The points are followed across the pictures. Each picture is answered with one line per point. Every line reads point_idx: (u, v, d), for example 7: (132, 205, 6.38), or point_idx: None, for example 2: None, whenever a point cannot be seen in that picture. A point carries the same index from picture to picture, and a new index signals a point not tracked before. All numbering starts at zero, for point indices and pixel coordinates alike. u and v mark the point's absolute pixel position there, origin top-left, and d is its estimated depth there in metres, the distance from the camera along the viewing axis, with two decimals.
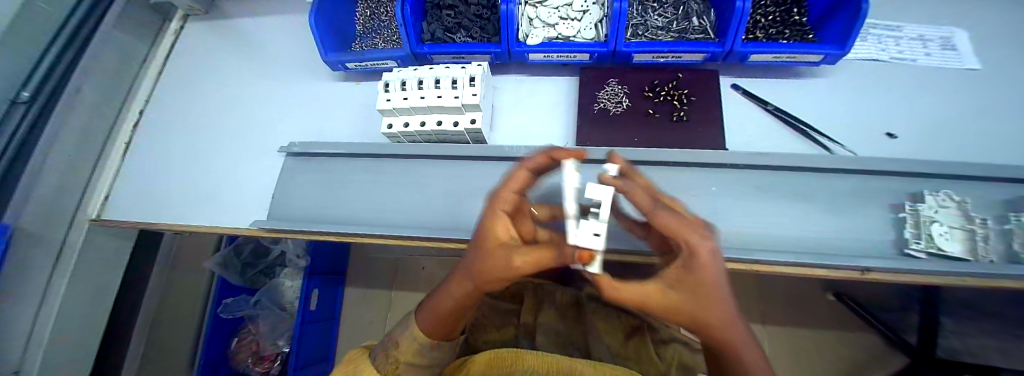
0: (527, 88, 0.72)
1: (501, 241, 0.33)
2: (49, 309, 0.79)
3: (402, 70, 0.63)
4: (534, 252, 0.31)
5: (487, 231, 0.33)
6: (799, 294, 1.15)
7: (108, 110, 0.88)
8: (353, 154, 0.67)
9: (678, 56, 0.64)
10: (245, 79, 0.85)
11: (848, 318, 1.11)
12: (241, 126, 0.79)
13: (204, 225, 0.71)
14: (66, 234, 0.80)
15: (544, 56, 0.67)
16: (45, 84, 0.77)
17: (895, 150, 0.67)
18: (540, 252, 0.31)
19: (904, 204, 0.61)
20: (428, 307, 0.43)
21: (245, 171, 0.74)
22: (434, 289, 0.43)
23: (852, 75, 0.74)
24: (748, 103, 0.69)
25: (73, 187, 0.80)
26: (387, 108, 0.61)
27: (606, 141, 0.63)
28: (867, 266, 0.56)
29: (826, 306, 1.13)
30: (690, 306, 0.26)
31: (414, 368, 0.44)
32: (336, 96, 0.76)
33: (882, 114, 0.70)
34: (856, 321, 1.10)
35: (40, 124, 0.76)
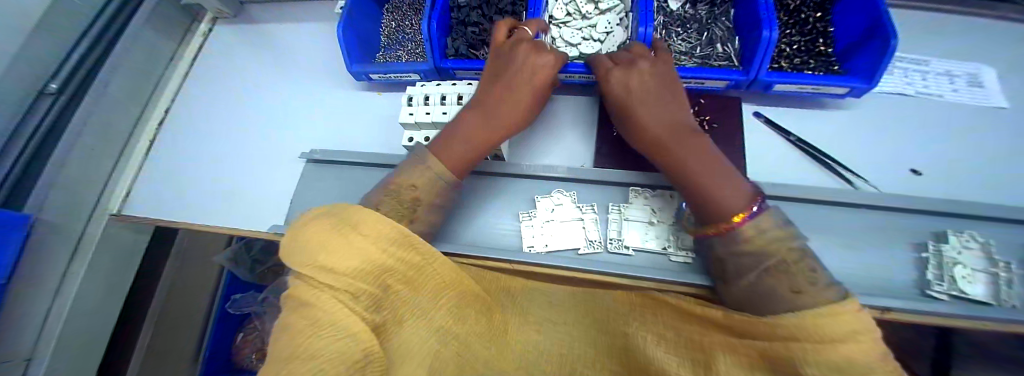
0: (547, 107, 0.72)
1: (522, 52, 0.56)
2: (63, 301, 0.80)
3: (425, 85, 0.64)
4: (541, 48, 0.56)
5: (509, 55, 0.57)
6: None
7: (133, 107, 0.90)
8: (372, 164, 0.68)
9: (700, 82, 0.64)
10: (269, 84, 0.87)
11: None
12: (263, 129, 0.81)
13: (222, 226, 0.72)
14: (84, 228, 0.82)
15: (566, 76, 0.67)
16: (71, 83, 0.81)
17: (916, 187, 0.66)
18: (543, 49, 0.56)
19: (926, 244, 0.60)
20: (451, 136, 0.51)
21: (264, 175, 0.75)
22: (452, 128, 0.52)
23: (875, 108, 0.74)
24: (771, 132, 0.68)
25: (94, 182, 0.82)
26: (409, 122, 0.61)
27: (625, 164, 0.63)
28: (886, 306, 0.55)
29: None
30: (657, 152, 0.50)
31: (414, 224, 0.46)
32: (358, 105, 0.78)
33: (904, 148, 0.70)
34: None
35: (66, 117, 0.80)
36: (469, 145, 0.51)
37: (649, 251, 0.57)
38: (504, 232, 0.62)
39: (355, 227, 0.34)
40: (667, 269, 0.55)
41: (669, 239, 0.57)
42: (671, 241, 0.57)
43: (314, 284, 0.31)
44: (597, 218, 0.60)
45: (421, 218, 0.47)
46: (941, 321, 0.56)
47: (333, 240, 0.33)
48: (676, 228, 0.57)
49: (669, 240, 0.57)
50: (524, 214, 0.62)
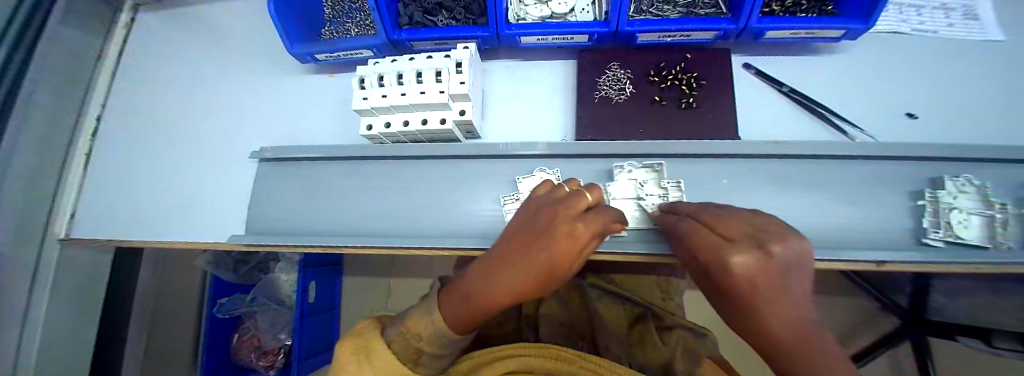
0: (519, 77, 0.65)
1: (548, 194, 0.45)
2: (33, 333, 0.75)
3: (379, 62, 0.56)
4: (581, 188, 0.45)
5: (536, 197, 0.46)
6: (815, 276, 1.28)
7: (66, 120, 0.78)
8: (332, 157, 0.62)
9: (686, 35, 0.57)
10: (210, 78, 0.77)
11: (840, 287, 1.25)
12: (207, 129, 0.72)
13: (179, 241, 0.66)
14: (39, 255, 0.75)
15: (538, 39, 0.60)
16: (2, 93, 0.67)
17: (914, 131, 0.63)
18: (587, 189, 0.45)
19: (923, 191, 0.57)
20: (461, 297, 0.40)
21: (216, 181, 0.68)
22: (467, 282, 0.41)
23: (870, 50, 0.68)
24: (763, 85, 0.62)
25: (37, 206, 0.74)
26: (364, 108, 0.54)
27: (607, 134, 0.57)
28: (881, 259, 0.53)
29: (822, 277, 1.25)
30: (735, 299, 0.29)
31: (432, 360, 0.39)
32: (309, 92, 0.69)
33: (900, 92, 0.65)
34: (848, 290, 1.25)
35: None
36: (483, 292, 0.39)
37: (639, 227, 0.54)
38: (484, 219, 0.58)
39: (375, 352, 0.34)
40: (658, 242, 0.52)
41: None
42: None
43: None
44: None
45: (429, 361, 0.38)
46: (934, 268, 0.55)
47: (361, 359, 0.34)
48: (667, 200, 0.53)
49: None
50: (505, 197, 0.58)
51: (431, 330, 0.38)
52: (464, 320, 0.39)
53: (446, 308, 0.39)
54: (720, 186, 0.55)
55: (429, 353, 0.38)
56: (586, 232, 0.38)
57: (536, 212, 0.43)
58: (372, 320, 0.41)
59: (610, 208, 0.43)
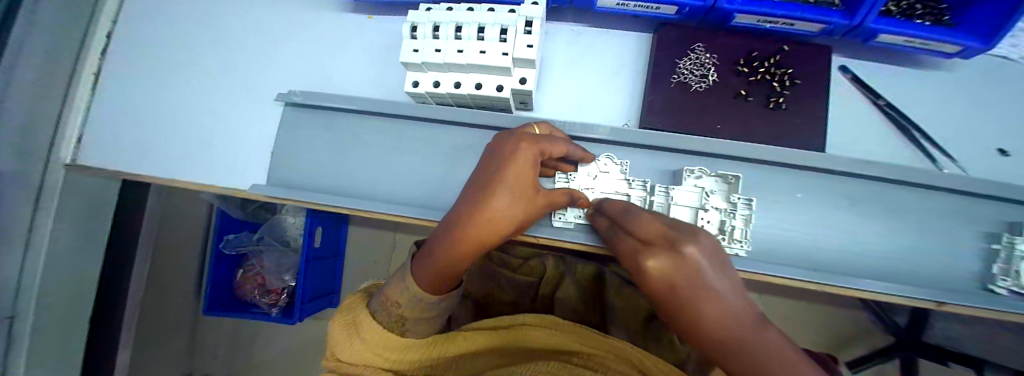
0: (584, 46, 0.57)
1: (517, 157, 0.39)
2: (38, 255, 0.72)
3: (433, 10, 0.48)
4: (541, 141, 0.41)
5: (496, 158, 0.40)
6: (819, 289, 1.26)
7: (73, 32, 0.70)
8: (368, 112, 0.55)
9: (791, 23, 0.49)
10: (230, 2, 0.68)
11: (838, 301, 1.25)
12: (225, 60, 0.65)
13: (197, 181, 0.62)
14: (44, 177, 0.70)
15: (618, 4, 0.51)
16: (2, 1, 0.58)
17: (1003, 169, 0.57)
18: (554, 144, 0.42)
19: (1001, 235, 0.53)
20: (429, 268, 0.42)
21: (235, 121, 0.62)
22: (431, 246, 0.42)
23: (976, 70, 0.60)
24: (856, 93, 0.56)
25: (43, 122, 0.68)
26: (414, 62, 0.47)
27: (680, 126, 0.51)
28: (946, 301, 0.50)
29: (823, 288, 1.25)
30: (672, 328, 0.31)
31: (417, 321, 0.44)
32: (344, 32, 0.61)
33: (999, 123, 0.59)
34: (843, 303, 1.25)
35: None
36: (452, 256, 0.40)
37: None
38: None
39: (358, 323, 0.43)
40: None
41: (724, 230, 0.50)
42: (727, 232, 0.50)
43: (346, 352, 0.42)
44: (642, 197, 0.52)
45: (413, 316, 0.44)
46: (992, 315, 0.53)
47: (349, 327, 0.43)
48: (733, 216, 0.50)
49: (722, 231, 0.50)
50: (562, 177, 0.53)
51: (407, 297, 0.43)
52: (436, 277, 0.42)
53: (416, 272, 0.43)
54: (790, 201, 0.51)
55: (412, 318, 0.44)
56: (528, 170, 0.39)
57: (491, 164, 0.41)
58: (362, 293, 0.49)
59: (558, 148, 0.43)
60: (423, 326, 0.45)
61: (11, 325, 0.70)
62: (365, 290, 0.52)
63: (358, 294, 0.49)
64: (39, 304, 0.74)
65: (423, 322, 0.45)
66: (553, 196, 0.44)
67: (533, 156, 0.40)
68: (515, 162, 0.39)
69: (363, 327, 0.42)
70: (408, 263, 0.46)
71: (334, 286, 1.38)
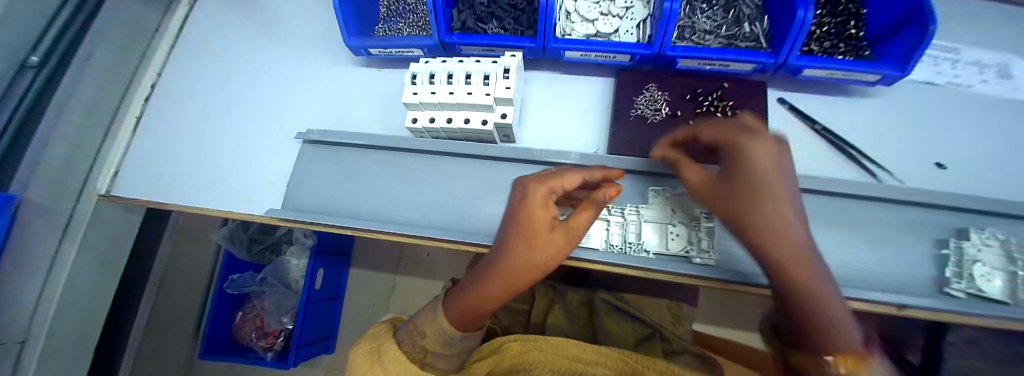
0: (558, 88, 0.68)
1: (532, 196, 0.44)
2: (56, 282, 0.78)
3: (430, 61, 0.59)
4: (552, 177, 0.45)
5: (517, 198, 0.46)
6: None
7: (120, 83, 0.84)
8: (374, 145, 0.65)
9: (726, 65, 0.59)
10: (261, 59, 0.81)
11: None
12: (253, 106, 0.76)
13: (215, 209, 0.70)
14: (74, 208, 0.78)
15: (582, 55, 0.62)
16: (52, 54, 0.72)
17: (945, 182, 0.63)
18: (566, 175, 0.45)
19: (948, 240, 0.58)
20: (461, 303, 0.48)
21: (256, 155, 0.71)
22: (466, 283, 0.49)
23: (908, 96, 0.68)
24: (796, 120, 0.64)
25: (85, 157, 0.78)
26: (413, 103, 0.57)
27: (640, 151, 0.60)
28: (902, 302, 0.54)
29: None
30: (732, 196, 0.41)
31: (441, 356, 0.48)
32: (357, 81, 0.73)
33: (935, 141, 0.66)
34: None
35: (42, 105, 0.71)
36: (484, 289, 0.46)
37: (668, 253, 0.56)
38: None
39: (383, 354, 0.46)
40: (682, 263, 0.54)
41: (691, 241, 0.55)
42: (693, 243, 0.55)
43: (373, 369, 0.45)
44: (621, 220, 0.58)
45: (435, 353, 0.47)
46: (953, 318, 0.56)
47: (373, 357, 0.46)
48: (698, 228, 0.55)
49: (691, 242, 0.55)
50: None
51: (437, 331, 0.47)
52: (467, 313, 0.47)
53: (449, 309, 0.49)
54: None
55: (436, 351, 0.47)
56: (540, 198, 0.43)
57: (514, 206, 0.46)
58: (386, 324, 0.53)
59: (570, 178, 0.45)
60: (445, 361, 0.49)
61: (22, 349, 0.73)
62: (388, 321, 0.55)
63: (384, 322, 0.54)
64: (49, 330, 0.78)
65: (445, 356, 0.49)
66: (576, 222, 0.43)
67: (543, 194, 0.43)
68: (530, 197, 0.44)
69: (387, 356, 0.45)
70: (440, 298, 0.51)
71: (332, 328, 1.39)
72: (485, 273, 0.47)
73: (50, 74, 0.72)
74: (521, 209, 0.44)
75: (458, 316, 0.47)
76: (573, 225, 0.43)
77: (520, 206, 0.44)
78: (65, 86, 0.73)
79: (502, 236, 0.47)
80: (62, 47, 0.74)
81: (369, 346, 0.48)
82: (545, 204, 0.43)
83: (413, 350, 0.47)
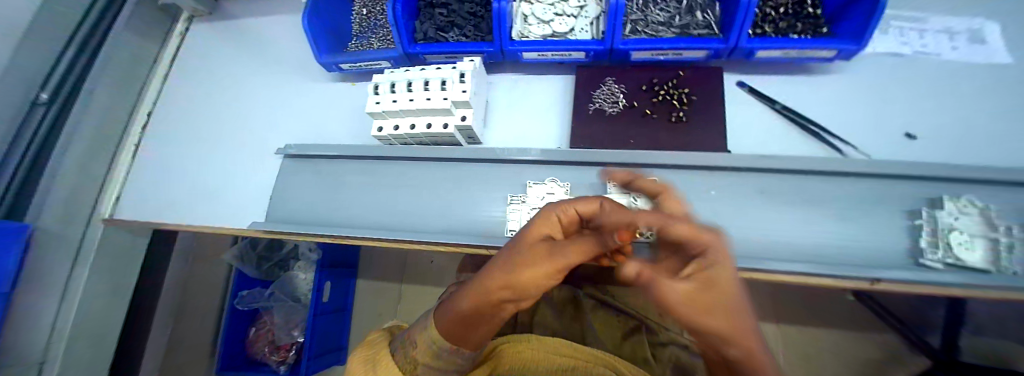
0: (521, 89, 0.70)
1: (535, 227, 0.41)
2: (70, 304, 0.83)
3: (392, 72, 0.62)
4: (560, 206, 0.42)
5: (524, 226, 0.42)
6: (840, 310, 1.05)
7: (121, 114, 0.90)
8: (347, 156, 0.68)
9: (679, 53, 0.61)
10: (247, 82, 0.86)
11: (859, 315, 1.03)
12: (239, 127, 0.81)
13: (207, 225, 0.74)
14: (83, 234, 0.84)
15: (539, 55, 0.65)
16: (59, 92, 0.82)
17: (916, 152, 0.62)
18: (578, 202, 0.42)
19: (921, 211, 0.57)
20: (445, 318, 0.41)
21: (242, 173, 0.76)
22: (451, 298, 0.42)
23: (872, 70, 0.68)
24: (755, 101, 0.65)
25: (91, 185, 0.85)
26: (377, 112, 0.60)
27: (600, 143, 0.61)
28: (874, 276, 0.53)
29: (840, 304, 1.05)
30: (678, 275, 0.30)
31: (430, 370, 0.43)
32: (332, 97, 0.77)
33: (903, 112, 0.65)
34: (868, 320, 1.03)
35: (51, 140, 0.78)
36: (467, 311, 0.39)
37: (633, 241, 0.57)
38: (481, 218, 0.62)
39: (376, 363, 0.46)
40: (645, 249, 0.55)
41: None
42: None
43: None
44: None
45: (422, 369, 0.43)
46: (932, 289, 0.55)
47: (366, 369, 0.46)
48: None
49: None
50: (514, 198, 0.61)
51: (428, 342, 0.42)
52: (453, 331, 0.41)
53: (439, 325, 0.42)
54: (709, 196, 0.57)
55: (424, 365, 0.43)
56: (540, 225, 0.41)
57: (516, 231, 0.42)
58: (382, 334, 0.53)
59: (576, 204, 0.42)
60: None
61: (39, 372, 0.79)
62: (389, 330, 0.56)
63: (383, 331, 0.55)
64: (65, 351, 0.83)
65: (436, 370, 0.44)
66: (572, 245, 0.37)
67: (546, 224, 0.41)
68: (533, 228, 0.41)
69: (379, 367, 0.44)
70: (433, 310, 0.46)
71: (342, 341, 1.37)
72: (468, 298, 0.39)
73: (60, 109, 0.82)
74: (522, 235, 0.41)
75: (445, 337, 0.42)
76: (568, 246, 0.37)
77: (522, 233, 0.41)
78: (72, 120, 0.81)
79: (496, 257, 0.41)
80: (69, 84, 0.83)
81: (365, 355, 0.48)
82: (557, 215, 0.42)
83: (402, 364, 0.44)
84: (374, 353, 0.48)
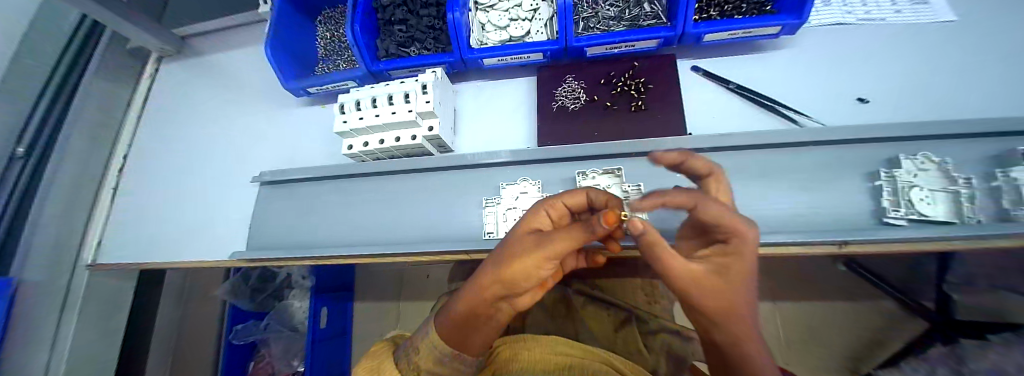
0: (486, 94, 0.72)
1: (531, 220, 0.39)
2: (60, 355, 0.82)
3: (357, 90, 0.64)
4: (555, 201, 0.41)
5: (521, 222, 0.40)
6: (836, 280, 1.05)
7: (97, 159, 0.91)
8: (321, 177, 0.69)
9: (631, 45, 0.63)
10: (220, 115, 0.88)
11: (857, 283, 1.04)
12: (215, 159, 0.82)
13: (189, 260, 0.74)
14: (70, 282, 0.84)
15: (498, 60, 0.66)
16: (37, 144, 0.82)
17: (870, 116, 0.64)
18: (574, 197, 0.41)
19: (880, 172, 0.58)
20: (446, 320, 0.40)
21: (221, 204, 0.76)
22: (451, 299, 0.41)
23: (820, 42, 0.71)
24: (711, 84, 0.68)
25: (72, 233, 0.85)
26: (344, 130, 0.62)
27: (566, 138, 0.63)
28: (841, 240, 0.54)
29: (835, 275, 1.05)
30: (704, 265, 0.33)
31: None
32: (304, 120, 0.78)
33: (854, 79, 0.67)
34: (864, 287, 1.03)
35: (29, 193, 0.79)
36: (466, 314, 0.38)
37: None
38: (458, 223, 0.63)
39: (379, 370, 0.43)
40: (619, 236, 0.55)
41: None
42: None
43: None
44: None
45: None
46: (900, 246, 0.56)
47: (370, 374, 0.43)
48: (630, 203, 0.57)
49: None
50: (488, 202, 0.62)
51: (428, 346, 0.41)
52: (454, 333, 0.40)
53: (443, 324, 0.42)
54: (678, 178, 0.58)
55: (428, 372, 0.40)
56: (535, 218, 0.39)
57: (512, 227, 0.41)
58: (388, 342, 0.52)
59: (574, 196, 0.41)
60: None
61: None
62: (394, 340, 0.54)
63: (387, 342, 0.52)
64: None
65: None
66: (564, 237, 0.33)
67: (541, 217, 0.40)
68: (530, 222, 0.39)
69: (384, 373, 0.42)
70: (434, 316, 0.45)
71: (344, 368, 1.35)
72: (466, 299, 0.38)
73: (38, 161, 0.82)
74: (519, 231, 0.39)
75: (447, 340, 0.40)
76: (556, 234, 0.33)
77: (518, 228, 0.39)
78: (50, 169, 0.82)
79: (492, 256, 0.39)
80: (45, 136, 0.83)
81: (369, 363, 0.46)
82: (548, 211, 0.40)
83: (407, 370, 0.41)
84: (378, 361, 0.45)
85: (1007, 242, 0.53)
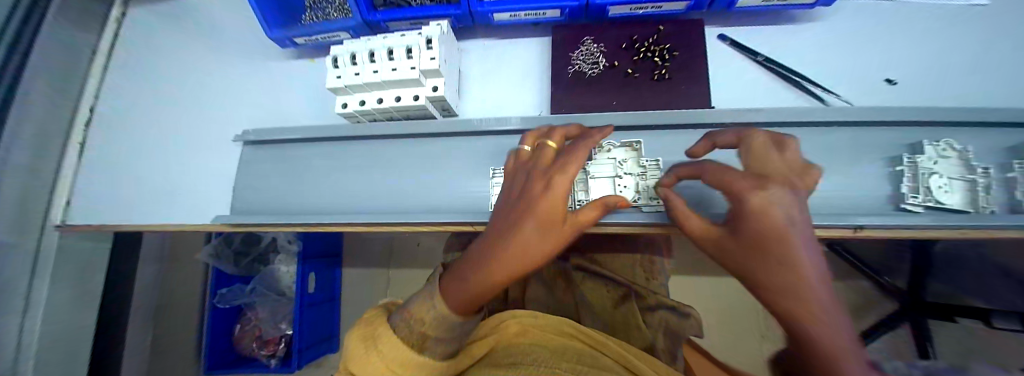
0: (495, 55, 0.66)
1: (552, 178, 0.39)
2: (36, 319, 0.78)
3: (352, 42, 0.57)
4: (575, 157, 0.39)
5: (537, 182, 0.40)
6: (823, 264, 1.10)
7: (61, 112, 0.81)
8: (312, 139, 0.63)
9: (657, 6, 0.58)
10: (194, 66, 0.79)
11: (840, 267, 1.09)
12: (191, 115, 0.75)
13: (168, 224, 0.69)
14: (39, 242, 0.78)
15: (511, 16, 0.60)
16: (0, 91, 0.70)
17: (896, 99, 0.61)
18: (586, 148, 0.41)
19: (902, 157, 0.56)
20: (456, 284, 0.40)
21: (201, 165, 0.70)
22: (464, 265, 0.40)
23: (855, 17, 0.66)
24: (737, 55, 0.64)
25: (39, 189, 0.78)
26: (338, 87, 0.56)
27: (582, 106, 0.58)
28: (857, 224, 0.53)
29: None
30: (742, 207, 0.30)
31: (436, 343, 0.40)
32: (292, 76, 0.71)
33: (885, 58, 0.64)
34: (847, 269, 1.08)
35: None
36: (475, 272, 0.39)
37: None
38: (462, 194, 0.59)
39: (375, 338, 0.39)
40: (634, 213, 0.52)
41: (640, 191, 0.54)
42: (642, 193, 0.54)
43: (363, 349, 0.39)
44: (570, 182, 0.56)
45: (432, 345, 0.40)
46: (913, 233, 0.55)
47: (364, 341, 0.40)
48: (646, 178, 0.54)
49: (639, 192, 0.55)
50: (495, 172, 0.58)
51: (434, 314, 0.39)
52: (465, 297, 0.39)
53: (447, 290, 0.40)
54: None
55: (434, 337, 0.40)
56: (565, 182, 0.38)
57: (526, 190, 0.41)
58: (381, 309, 0.47)
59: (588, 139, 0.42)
60: (440, 347, 0.40)
61: None
62: (385, 306, 0.49)
63: (378, 307, 0.48)
64: (37, 366, 0.79)
65: (443, 342, 0.40)
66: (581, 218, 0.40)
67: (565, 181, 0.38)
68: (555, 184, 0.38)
69: (382, 339, 0.39)
70: (436, 280, 0.44)
71: (333, 329, 1.36)
72: (485, 263, 0.38)
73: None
74: (536, 193, 0.39)
75: (456, 299, 0.39)
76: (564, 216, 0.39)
77: (537, 193, 0.39)
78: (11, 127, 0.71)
79: (512, 225, 0.39)
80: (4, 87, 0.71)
81: (363, 333, 0.41)
82: (555, 180, 0.38)
83: (410, 336, 0.39)
84: (373, 325, 0.41)
85: (1018, 233, 0.52)
